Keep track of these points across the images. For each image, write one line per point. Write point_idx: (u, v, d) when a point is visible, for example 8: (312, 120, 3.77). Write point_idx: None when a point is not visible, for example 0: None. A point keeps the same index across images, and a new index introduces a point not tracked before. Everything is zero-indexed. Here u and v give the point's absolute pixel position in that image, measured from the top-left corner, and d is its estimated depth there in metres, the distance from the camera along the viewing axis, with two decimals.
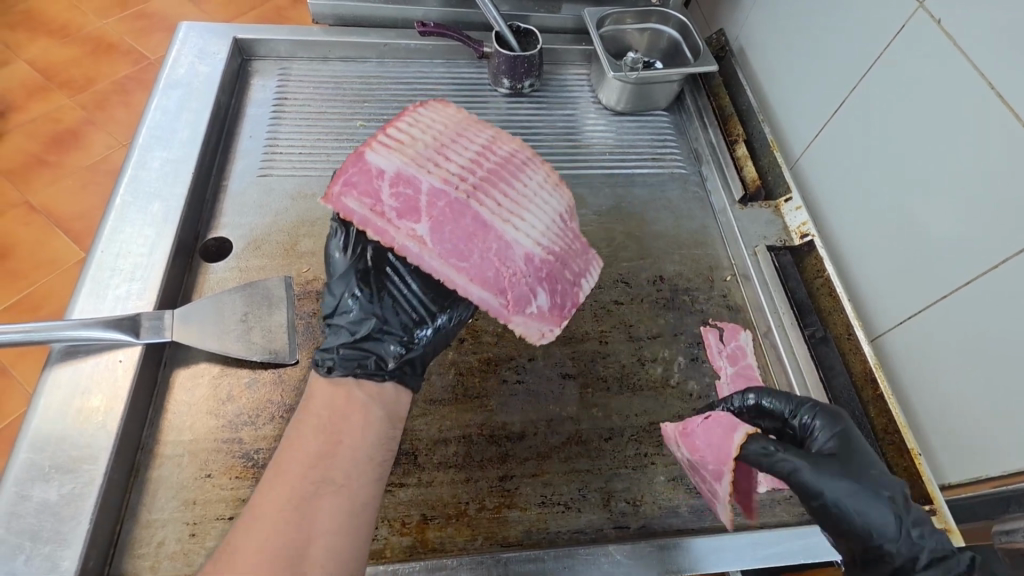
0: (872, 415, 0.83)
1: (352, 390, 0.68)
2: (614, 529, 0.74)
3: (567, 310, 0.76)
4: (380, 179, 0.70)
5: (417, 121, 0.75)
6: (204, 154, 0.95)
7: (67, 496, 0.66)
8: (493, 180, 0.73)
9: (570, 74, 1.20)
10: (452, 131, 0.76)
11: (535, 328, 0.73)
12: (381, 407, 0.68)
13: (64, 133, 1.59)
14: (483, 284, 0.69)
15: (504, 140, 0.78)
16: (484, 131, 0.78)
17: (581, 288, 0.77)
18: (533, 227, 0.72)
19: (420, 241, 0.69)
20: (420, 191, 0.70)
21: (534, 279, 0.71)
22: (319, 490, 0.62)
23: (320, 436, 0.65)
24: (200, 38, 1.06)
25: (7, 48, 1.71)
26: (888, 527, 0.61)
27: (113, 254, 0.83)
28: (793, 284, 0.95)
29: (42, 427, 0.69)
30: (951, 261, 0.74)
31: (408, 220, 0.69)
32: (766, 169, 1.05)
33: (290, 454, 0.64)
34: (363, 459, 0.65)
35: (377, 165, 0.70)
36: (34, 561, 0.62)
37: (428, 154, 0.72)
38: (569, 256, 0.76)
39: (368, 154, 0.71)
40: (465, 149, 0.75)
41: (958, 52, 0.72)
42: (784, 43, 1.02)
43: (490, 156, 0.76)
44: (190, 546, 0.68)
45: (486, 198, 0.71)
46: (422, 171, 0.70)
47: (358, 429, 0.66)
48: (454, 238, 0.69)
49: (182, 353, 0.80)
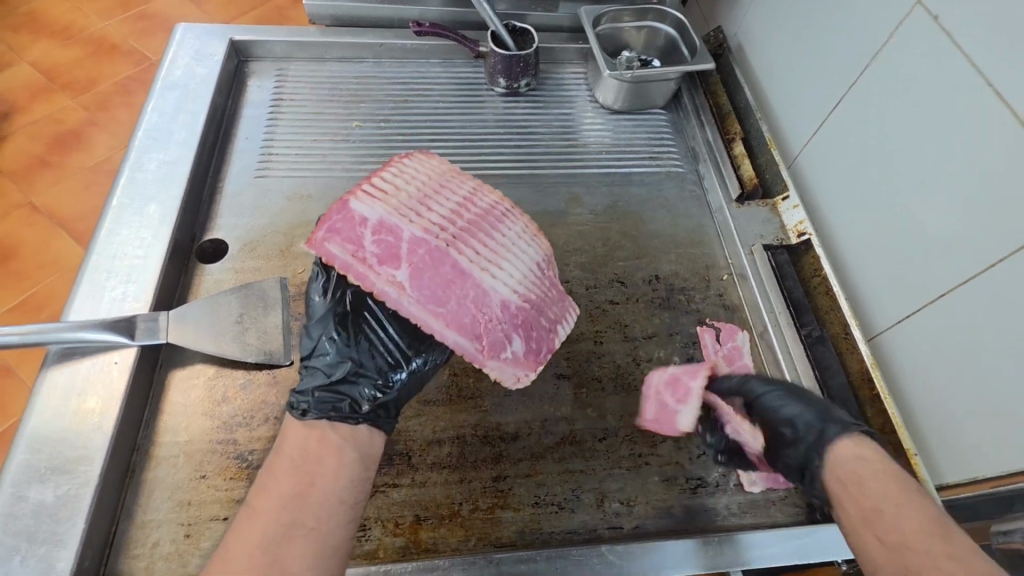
0: (869, 415, 0.83)
1: (326, 432, 0.65)
2: (608, 529, 0.74)
3: (543, 355, 0.76)
4: (363, 227, 0.70)
5: (401, 172, 0.76)
6: (200, 155, 0.95)
7: (63, 497, 0.66)
8: (473, 230, 0.74)
9: (567, 72, 1.19)
10: (436, 182, 0.76)
11: (510, 373, 0.73)
12: (354, 449, 0.65)
13: (68, 134, 1.60)
14: (459, 329, 0.69)
15: (485, 192, 0.78)
16: (466, 183, 0.78)
17: (556, 334, 0.77)
18: (511, 276, 0.73)
19: (400, 287, 0.69)
20: (400, 240, 0.70)
21: (510, 327, 0.72)
22: (289, 534, 0.58)
23: (292, 476, 0.61)
24: (197, 40, 1.06)
25: (12, 50, 1.72)
26: (805, 399, 0.74)
27: (110, 256, 0.83)
28: (790, 283, 0.95)
29: (38, 429, 0.70)
30: (950, 261, 0.73)
31: (388, 266, 0.69)
32: (764, 167, 1.04)
33: (260, 498, 0.60)
34: (336, 499, 0.61)
35: (360, 214, 0.70)
36: (30, 562, 0.63)
37: (411, 204, 0.72)
38: (546, 303, 0.76)
39: (351, 202, 0.71)
40: (448, 200, 0.75)
41: (957, 50, 0.71)
42: (783, 42, 1.01)
43: (471, 207, 0.76)
44: (185, 546, 0.68)
45: (466, 248, 0.71)
46: (403, 221, 0.70)
47: (332, 471, 0.62)
48: (432, 284, 0.69)
49: (179, 354, 0.80)
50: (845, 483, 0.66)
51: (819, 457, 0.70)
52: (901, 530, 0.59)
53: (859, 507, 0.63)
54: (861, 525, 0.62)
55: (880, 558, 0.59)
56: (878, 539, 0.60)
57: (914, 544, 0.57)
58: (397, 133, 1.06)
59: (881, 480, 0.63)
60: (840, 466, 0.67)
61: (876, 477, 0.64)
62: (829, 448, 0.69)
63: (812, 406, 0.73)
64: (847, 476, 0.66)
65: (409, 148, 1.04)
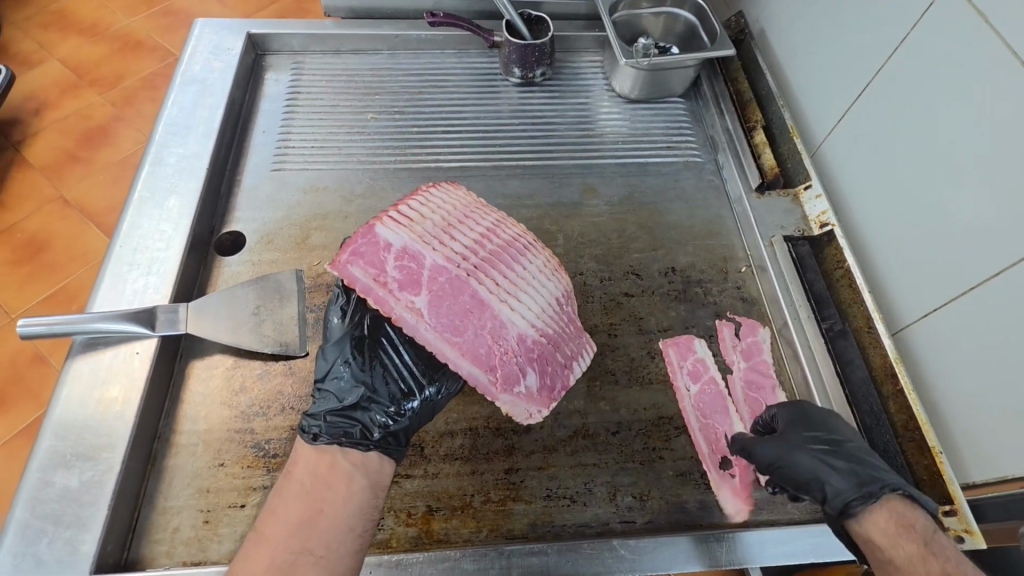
0: (892, 411, 0.80)
1: (336, 458, 0.65)
2: (620, 523, 0.73)
3: (557, 393, 0.76)
4: (387, 251, 0.73)
5: (428, 201, 0.79)
6: (218, 148, 0.96)
7: (87, 483, 0.68)
8: (494, 262, 0.76)
9: (583, 61, 1.18)
10: (460, 213, 0.80)
11: (522, 408, 0.74)
12: (364, 477, 0.65)
13: (96, 129, 1.64)
14: (474, 360, 0.70)
15: (507, 225, 0.81)
16: (489, 216, 0.81)
17: (571, 371, 0.78)
18: (529, 308, 0.75)
19: (418, 313, 0.70)
20: (421, 268, 0.72)
21: (524, 361, 0.73)
22: (296, 561, 0.58)
23: (301, 503, 0.61)
24: (215, 34, 1.08)
25: (42, 48, 1.77)
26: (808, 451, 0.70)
27: (132, 249, 0.85)
28: (812, 275, 0.92)
29: (64, 416, 0.72)
30: (978, 254, 0.70)
31: (408, 291, 0.71)
32: (786, 157, 1.02)
33: (270, 523, 0.60)
34: (344, 528, 0.61)
35: (385, 238, 0.73)
36: (56, 545, 0.65)
37: (434, 233, 0.75)
38: (562, 339, 0.77)
39: (377, 226, 0.73)
40: (470, 230, 0.78)
41: (993, 33, 0.67)
42: (807, 25, 0.98)
43: (492, 239, 0.79)
44: (204, 532, 0.70)
45: (486, 280, 0.74)
46: (426, 250, 0.73)
47: (341, 499, 0.62)
48: (450, 313, 0.71)
49: (198, 344, 0.82)
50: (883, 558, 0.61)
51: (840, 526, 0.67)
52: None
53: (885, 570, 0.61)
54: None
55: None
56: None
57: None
58: (412, 125, 1.06)
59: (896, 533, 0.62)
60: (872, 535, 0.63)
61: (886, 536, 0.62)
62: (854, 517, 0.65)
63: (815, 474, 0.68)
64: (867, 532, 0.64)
65: (424, 140, 1.04)
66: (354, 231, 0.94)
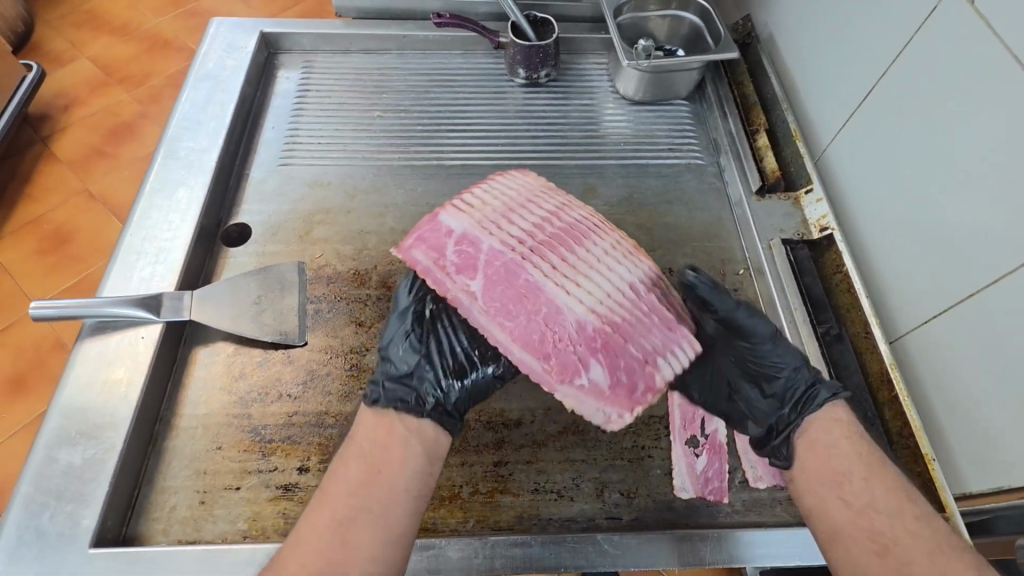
0: (887, 417, 0.80)
1: (394, 423, 0.67)
2: (606, 519, 0.74)
3: (638, 393, 0.72)
4: (448, 237, 0.76)
5: (492, 188, 0.81)
6: (228, 143, 0.99)
7: (89, 460, 0.71)
8: (557, 248, 0.76)
9: (588, 62, 1.19)
10: (524, 198, 0.80)
11: (593, 407, 0.71)
12: (420, 443, 0.66)
13: (121, 125, 1.70)
14: (527, 346, 0.70)
15: (575, 209, 0.80)
16: (555, 201, 0.81)
17: (657, 370, 0.73)
18: (590, 296, 0.72)
19: (472, 296, 0.72)
20: (480, 253, 0.74)
21: (585, 352, 0.70)
22: (357, 517, 0.59)
23: (361, 464, 0.62)
24: (229, 33, 1.11)
25: (73, 47, 1.84)
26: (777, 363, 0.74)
27: (142, 238, 0.88)
28: (809, 279, 0.93)
29: (70, 397, 0.75)
30: (979, 259, 0.70)
31: (465, 275, 0.73)
32: (789, 160, 1.02)
33: (332, 481, 0.62)
34: (401, 490, 0.62)
35: (447, 225, 0.76)
36: (57, 519, 0.68)
37: (494, 218, 0.77)
38: (637, 331, 0.73)
39: (440, 214, 0.77)
40: (532, 215, 0.78)
41: (993, 36, 0.67)
42: (814, 29, 0.98)
43: (555, 223, 0.78)
44: (199, 513, 0.72)
45: (546, 265, 0.73)
46: (487, 235, 0.75)
47: (399, 462, 0.63)
48: (504, 297, 0.72)
49: (202, 331, 0.84)
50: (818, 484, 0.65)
51: (787, 440, 0.70)
52: (870, 495, 0.61)
53: (827, 469, 0.65)
54: (825, 486, 0.64)
55: (843, 520, 0.61)
56: (842, 502, 0.62)
57: (916, 557, 0.57)
58: (417, 124, 1.07)
59: (848, 444, 0.66)
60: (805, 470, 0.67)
61: (841, 444, 0.66)
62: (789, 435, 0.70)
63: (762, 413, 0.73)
64: (819, 436, 0.68)
65: (430, 138, 1.06)
66: (356, 226, 0.96)
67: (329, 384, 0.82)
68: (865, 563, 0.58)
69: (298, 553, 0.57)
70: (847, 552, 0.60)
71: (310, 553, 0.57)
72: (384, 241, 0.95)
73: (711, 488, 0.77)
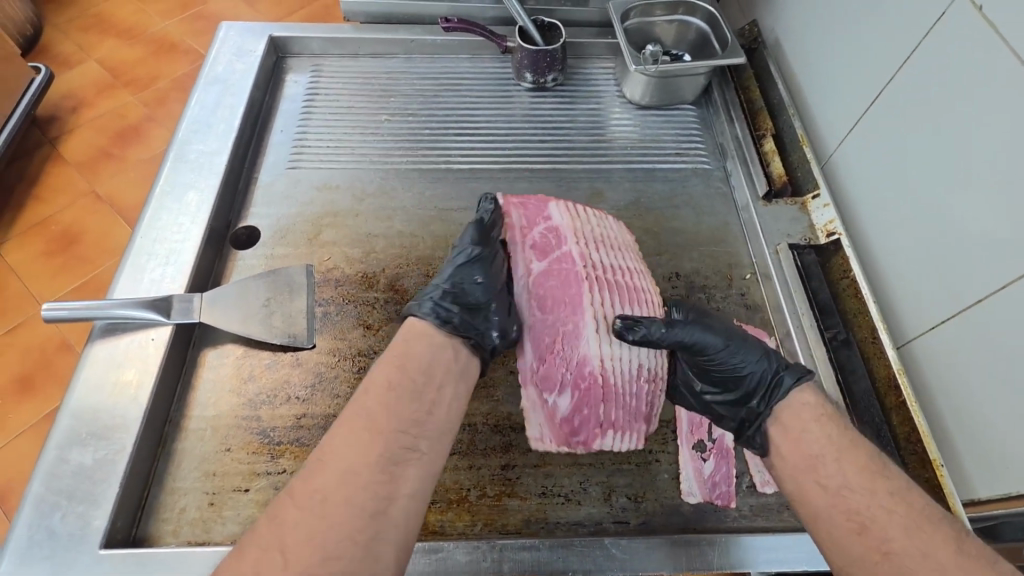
0: (895, 423, 0.80)
1: (450, 364, 0.69)
2: (614, 523, 0.74)
3: (576, 438, 0.76)
4: (545, 221, 0.85)
5: (601, 219, 0.88)
6: (237, 146, 1.00)
7: (100, 461, 0.71)
8: (620, 289, 0.80)
9: (595, 67, 1.19)
10: (618, 242, 0.87)
11: (538, 422, 0.77)
12: (462, 389, 0.69)
13: (128, 128, 1.71)
14: (536, 341, 0.78)
15: (647, 278, 0.84)
16: (640, 263, 0.86)
17: (603, 437, 0.76)
18: (612, 344, 0.76)
19: (528, 273, 0.81)
20: (558, 250, 0.82)
21: (569, 382, 0.76)
22: (406, 451, 0.60)
23: (414, 399, 0.64)
24: (239, 37, 1.12)
25: (81, 49, 1.85)
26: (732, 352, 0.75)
27: (152, 240, 0.89)
28: (816, 284, 0.92)
29: (81, 398, 0.75)
30: (987, 265, 0.70)
31: (535, 256, 0.82)
32: (796, 165, 1.02)
33: (382, 410, 0.61)
34: (443, 434, 0.64)
35: (551, 214, 0.85)
36: (68, 519, 0.68)
37: (587, 235, 0.84)
38: (617, 400, 0.76)
39: (552, 203, 0.86)
40: (614, 255, 0.84)
41: (1002, 43, 0.67)
42: (821, 34, 0.98)
43: (627, 275, 0.83)
44: (208, 514, 0.72)
45: (602, 297, 0.79)
46: (575, 245, 0.82)
47: (447, 406, 0.66)
48: (548, 293, 0.79)
49: (211, 334, 0.85)
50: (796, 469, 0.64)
51: (762, 431, 0.70)
52: (844, 476, 0.61)
53: (801, 454, 0.65)
54: (802, 470, 0.64)
55: (822, 506, 0.61)
56: (817, 484, 0.62)
57: (894, 532, 0.56)
58: (425, 127, 1.08)
59: (819, 427, 0.66)
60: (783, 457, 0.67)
61: (810, 426, 0.67)
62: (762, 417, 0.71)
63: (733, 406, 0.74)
64: (789, 420, 0.69)
65: (437, 142, 1.06)
66: (364, 229, 0.96)
67: (337, 387, 0.82)
68: (846, 545, 0.57)
69: (342, 479, 0.56)
70: (830, 535, 0.59)
71: (354, 481, 0.56)
72: (392, 244, 0.95)
73: (718, 493, 0.76)
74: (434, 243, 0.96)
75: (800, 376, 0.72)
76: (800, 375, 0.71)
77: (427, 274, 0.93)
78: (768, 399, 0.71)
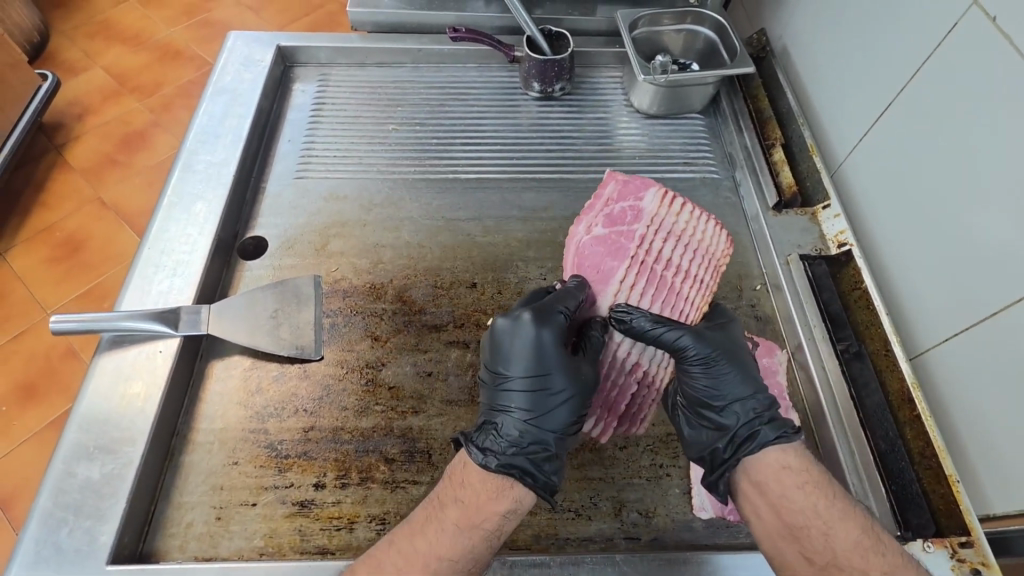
0: (908, 437, 0.78)
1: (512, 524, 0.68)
2: (625, 539, 0.73)
3: None
4: (637, 200, 0.81)
5: (696, 217, 0.82)
6: (245, 156, 1.00)
7: (107, 475, 0.71)
8: (659, 286, 0.79)
9: (603, 76, 1.19)
10: (698, 248, 0.81)
11: None
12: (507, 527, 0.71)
13: (134, 134, 1.71)
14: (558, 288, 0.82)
15: (697, 296, 0.81)
16: (704, 279, 0.81)
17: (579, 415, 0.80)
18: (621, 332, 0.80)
19: (589, 231, 0.81)
20: (627, 226, 0.79)
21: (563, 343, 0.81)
22: None
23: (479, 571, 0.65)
24: (246, 46, 1.12)
25: (87, 57, 1.86)
26: (718, 382, 0.75)
27: (159, 251, 0.89)
28: (828, 296, 0.91)
29: (90, 411, 0.75)
30: (1003, 278, 0.69)
31: (606, 221, 0.80)
32: (805, 175, 1.01)
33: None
34: None
35: (646, 197, 0.81)
36: (76, 534, 0.68)
37: (666, 227, 0.80)
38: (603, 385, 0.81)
39: (653, 187, 0.81)
40: (680, 254, 0.80)
41: (1017, 54, 0.66)
42: (830, 44, 0.97)
43: (678, 279, 0.80)
44: (215, 529, 0.72)
45: (635, 283, 0.78)
46: (645, 229, 0.79)
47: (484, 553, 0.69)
48: (592, 257, 0.80)
49: (218, 345, 0.85)
50: (777, 536, 0.66)
51: (725, 479, 0.72)
52: (830, 550, 0.63)
53: (783, 522, 0.66)
54: (783, 538, 0.65)
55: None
56: (803, 557, 0.64)
57: None
58: (432, 137, 1.08)
59: (803, 496, 0.65)
60: (762, 520, 0.67)
61: (798, 491, 0.66)
62: (732, 464, 0.72)
63: (701, 442, 0.75)
64: (770, 486, 0.68)
65: (444, 151, 1.06)
66: (372, 239, 0.96)
67: (344, 400, 0.81)
68: None
69: None
70: None
71: None
72: (400, 255, 0.95)
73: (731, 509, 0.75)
74: (442, 253, 0.95)
75: (781, 435, 0.71)
76: (786, 429, 0.71)
77: (435, 285, 0.92)
78: (736, 449, 0.73)
